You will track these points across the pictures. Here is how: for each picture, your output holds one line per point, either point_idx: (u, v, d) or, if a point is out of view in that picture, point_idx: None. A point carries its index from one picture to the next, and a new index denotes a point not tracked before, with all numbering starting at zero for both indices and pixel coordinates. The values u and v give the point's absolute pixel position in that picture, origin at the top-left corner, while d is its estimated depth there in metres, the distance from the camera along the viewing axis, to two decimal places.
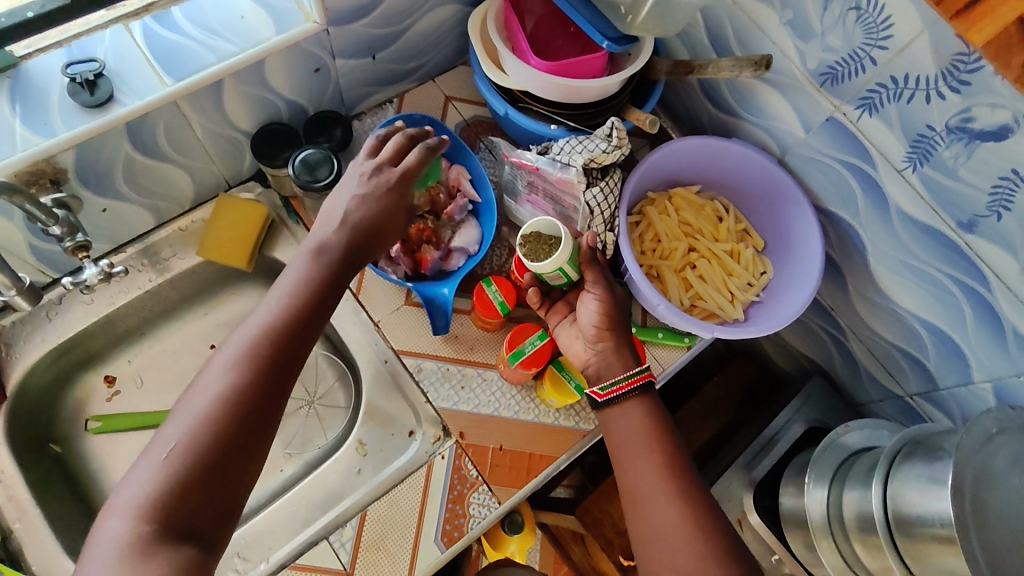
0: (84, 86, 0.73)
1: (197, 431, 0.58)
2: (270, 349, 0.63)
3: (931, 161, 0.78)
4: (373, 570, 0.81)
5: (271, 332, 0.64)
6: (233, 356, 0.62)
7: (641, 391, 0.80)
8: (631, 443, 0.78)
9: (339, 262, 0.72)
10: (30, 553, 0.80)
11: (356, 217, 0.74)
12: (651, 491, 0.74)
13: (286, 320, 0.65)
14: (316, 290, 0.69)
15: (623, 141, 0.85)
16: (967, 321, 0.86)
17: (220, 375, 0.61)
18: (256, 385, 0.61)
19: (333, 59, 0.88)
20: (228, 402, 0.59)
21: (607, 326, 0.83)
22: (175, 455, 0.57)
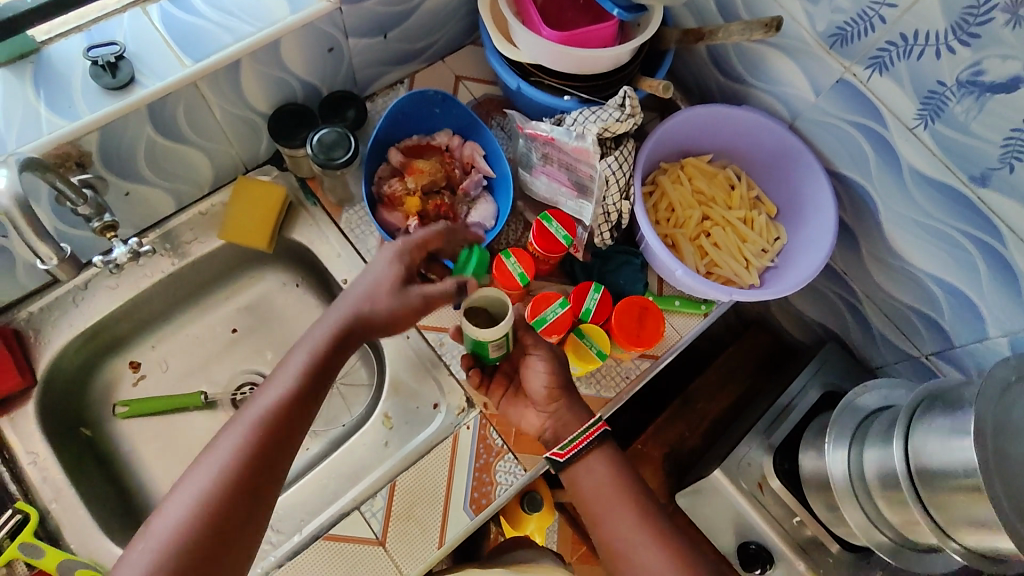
0: (106, 69, 0.75)
1: (190, 522, 0.60)
2: (266, 439, 0.66)
3: (942, 116, 0.79)
4: (404, 539, 0.83)
5: (268, 421, 0.66)
6: (231, 444, 0.65)
7: (598, 441, 0.82)
8: (601, 500, 0.80)
9: (343, 344, 0.73)
10: (68, 531, 0.82)
11: (369, 297, 0.74)
12: (631, 540, 0.77)
13: (283, 407, 0.67)
14: (315, 376, 0.70)
15: (635, 110, 0.87)
16: (982, 276, 0.87)
17: (217, 466, 0.63)
18: (249, 476, 0.63)
19: (346, 39, 0.89)
20: (222, 492, 0.62)
21: (557, 384, 0.82)
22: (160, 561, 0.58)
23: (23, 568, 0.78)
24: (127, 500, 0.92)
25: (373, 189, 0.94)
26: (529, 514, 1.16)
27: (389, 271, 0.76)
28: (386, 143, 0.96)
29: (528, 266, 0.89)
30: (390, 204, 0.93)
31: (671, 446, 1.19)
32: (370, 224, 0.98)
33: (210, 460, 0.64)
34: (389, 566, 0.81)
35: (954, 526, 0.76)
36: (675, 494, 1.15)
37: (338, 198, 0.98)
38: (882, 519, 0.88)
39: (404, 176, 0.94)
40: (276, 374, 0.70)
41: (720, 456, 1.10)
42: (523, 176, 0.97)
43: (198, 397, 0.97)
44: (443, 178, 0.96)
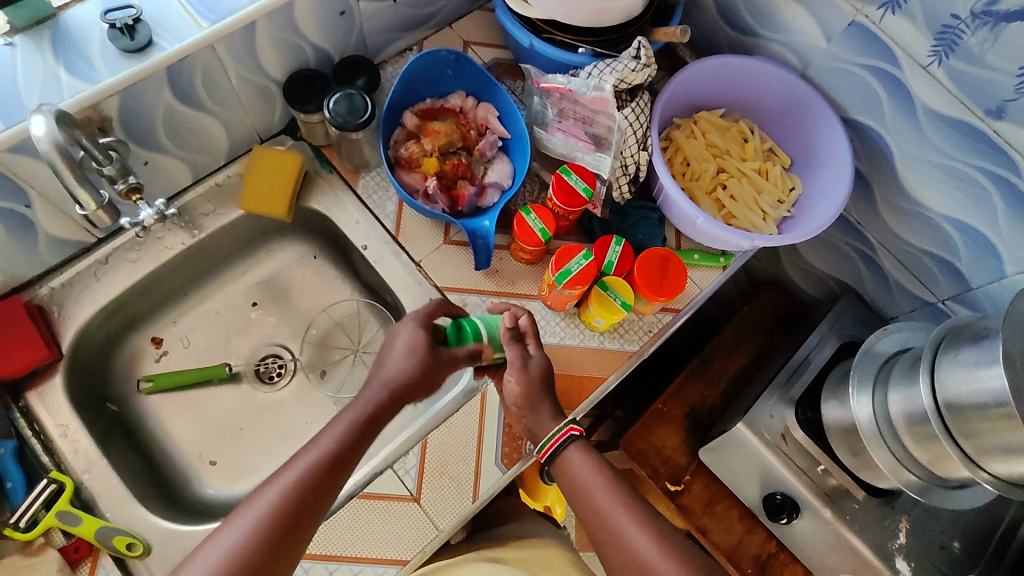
0: (124, 32, 0.75)
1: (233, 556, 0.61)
2: (297, 505, 0.65)
3: (957, 51, 0.79)
4: (439, 494, 0.83)
5: (301, 487, 0.66)
6: (263, 503, 0.65)
7: (572, 441, 0.81)
8: (583, 488, 0.78)
9: (379, 417, 0.75)
10: (102, 500, 0.82)
11: (404, 371, 0.77)
12: (612, 524, 0.74)
13: (317, 474, 0.68)
14: (352, 445, 0.71)
15: (650, 60, 0.87)
16: (998, 213, 0.88)
17: (249, 526, 0.63)
18: (271, 542, 0.63)
19: (358, 2, 0.89)
20: (246, 553, 0.62)
21: (530, 399, 0.81)
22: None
23: (60, 537, 0.78)
24: (157, 472, 0.92)
25: (391, 153, 0.94)
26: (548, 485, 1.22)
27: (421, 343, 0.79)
28: (400, 107, 0.96)
29: (547, 221, 0.89)
30: (408, 166, 0.94)
31: (691, 406, 1.20)
32: (386, 189, 0.97)
33: (240, 519, 0.64)
34: (425, 522, 0.82)
35: (984, 454, 0.77)
36: (697, 451, 1.16)
37: (354, 164, 0.97)
38: (909, 459, 0.89)
39: (420, 138, 0.95)
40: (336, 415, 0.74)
41: (742, 411, 1.10)
42: (538, 135, 0.97)
43: (222, 368, 0.97)
44: (458, 139, 0.96)
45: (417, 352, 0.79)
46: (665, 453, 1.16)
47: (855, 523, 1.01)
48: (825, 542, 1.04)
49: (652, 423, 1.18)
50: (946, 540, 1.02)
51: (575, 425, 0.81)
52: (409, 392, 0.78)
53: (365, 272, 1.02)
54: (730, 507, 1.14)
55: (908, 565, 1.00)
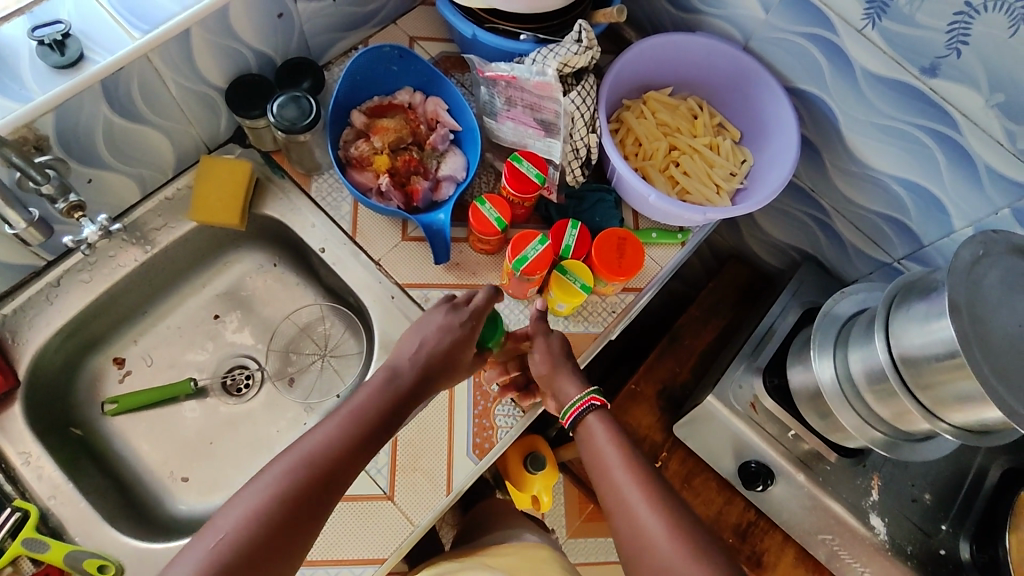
0: (53, 48, 0.73)
1: (311, 460, 0.65)
2: (350, 438, 0.69)
3: (888, 12, 0.81)
4: (411, 491, 0.83)
5: (323, 455, 0.66)
6: (294, 458, 0.65)
7: (593, 410, 0.83)
8: (600, 456, 0.80)
9: (398, 396, 0.75)
10: (71, 525, 0.81)
11: (434, 350, 0.79)
12: (623, 498, 0.74)
13: (337, 447, 0.67)
14: (374, 418, 0.72)
15: (592, 42, 0.87)
16: (941, 169, 0.90)
17: (272, 485, 0.62)
18: (337, 458, 0.67)
19: (295, 3, 0.89)
20: (317, 461, 0.65)
21: (554, 369, 0.85)
22: (292, 476, 0.64)
23: (29, 565, 0.78)
24: (126, 493, 0.91)
25: (341, 153, 0.93)
26: (533, 474, 1.21)
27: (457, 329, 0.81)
28: (347, 106, 0.96)
29: (498, 207, 0.89)
30: (359, 165, 0.93)
31: (664, 384, 1.21)
32: (341, 191, 0.97)
33: (266, 476, 0.64)
34: (400, 519, 0.82)
35: (941, 405, 0.79)
36: (672, 427, 1.17)
37: (305, 168, 0.97)
38: (873, 416, 0.91)
39: (370, 136, 0.94)
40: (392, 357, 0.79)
41: (712, 383, 1.12)
42: (488, 125, 0.97)
43: (187, 384, 0.96)
44: (409, 134, 0.96)
45: (443, 341, 0.80)
46: (641, 432, 1.17)
47: (828, 484, 1.03)
48: (801, 505, 1.05)
49: (628, 402, 1.19)
50: (916, 493, 1.04)
51: (595, 396, 0.83)
52: (429, 380, 0.78)
53: (325, 276, 1.01)
54: (708, 480, 1.15)
55: (882, 521, 1.02)
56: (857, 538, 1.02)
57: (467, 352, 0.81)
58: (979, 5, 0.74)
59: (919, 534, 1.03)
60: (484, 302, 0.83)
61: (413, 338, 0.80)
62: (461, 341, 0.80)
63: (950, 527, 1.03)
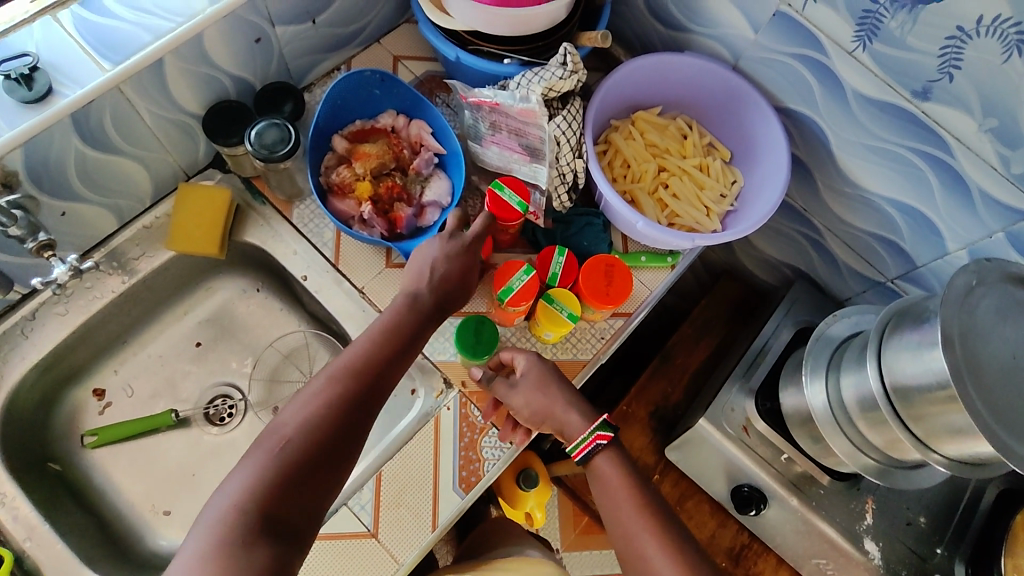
0: (21, 82, 0.71)
1: (352, 367, 0.67)
2: (386, 347, 0.71)
3: (879, 35, 0.79)
4: (396, 527, 0.81)
5: (361, 363, 0.68)
6: (336, 369, 0.67)
7: (599, 450, 0.80)
8: (609, 501, 0.77)
9: (418, 316, 0.76)
10: (47, 568, 0.79)
11: (448, 269, 0.80)
12: (638, 549, 0.72)
13: (373, 358, 0.69)
14: (400, 334, 0.73)
15: (577, 66, 0.85)
16: (934, 192, 0.88)
17: (315, 399, 0.64)
18: (377, 363, 0.69)
19: (274, 27, 0.87)
20: (358, 368, 0.68)
21: (546, 404, 0.82)
22: (334, 383, 0.66)
23: None
24: (107, 530, 0.89)
25: (322, 180, 0.92)
26: (526, 491, 1.19)
27: (464, 253, 0.82)
28: (329, 131, 0.94)
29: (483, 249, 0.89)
30: (341, 192, 0.91)
31: (656, 404, 1.19)
32: (323, 217, 0.95)
33: (309, 391, 0.65)
34: (385, 557, 0.80)
35: (934, 437, 0.77)
36: (664, 449, 1.15)
37: (286, 194, 0.95)
38: (865, 443, 0.89)
39: (352, 162, 0.92)
40: (413, 271, 0.80)
41: (704, 404, 1.10)
42: (473, 149, 0.96)
43: (168, 416, 0.94)
44: (392, 160, 0.94)
45: (450, 264, 0.80)
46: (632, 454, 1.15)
47: (821, 509, 1.01)
48: (795, 529, 1.04)
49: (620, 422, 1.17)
50: (911, 516, 1.03)
51: (601, 434, 0.80)
52: (443, 303, 0.79)
53: (309, 303, 0.99)
54: (700, 502, 1.14)
55: (876, 545, 1.00)
56: (851, 563, 1.01)
57: (472, 275, 0.82)
58: (972, 30, 0.72)
59: (913, 557, 1.01)
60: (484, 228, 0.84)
61: (432, 250, 0.81)
62: (466, 265, 0.82)
63: (946, 551, 1.02)
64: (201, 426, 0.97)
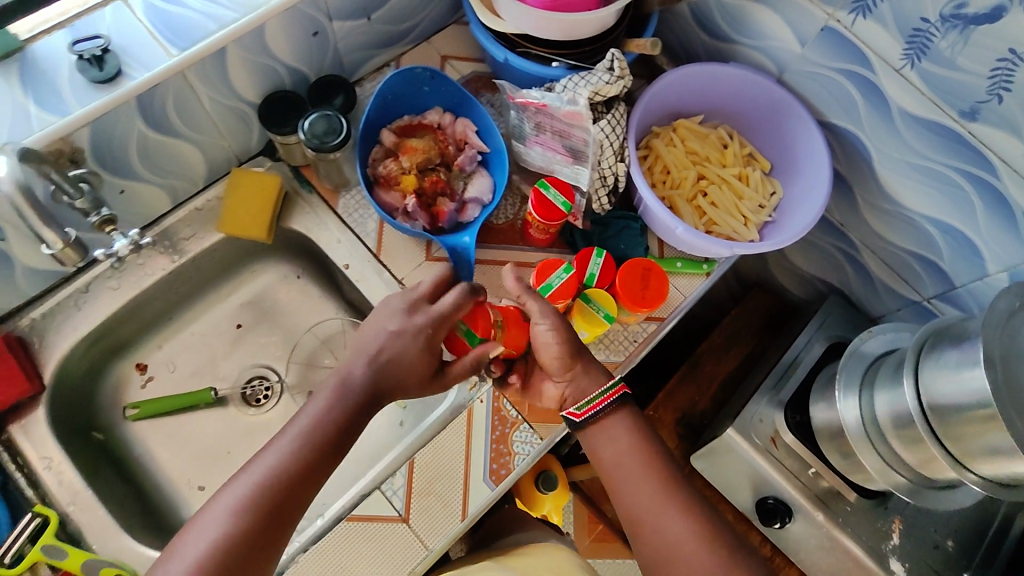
0: (92, 63, 0.75)
1: (270, 476, 0.66)
2: (316, 447, 0.69)
3: (928, 54, 0.80)
4: (426, 514, 0.83)
5: (283, 468, 0.67)
6: (256, 475, 0.66)
7: (620, 403, 0.80)
8: (623, 466, 0.77)
9: (356, 408, 0.72)
10: (88, 533, 0.81)
11: (394, 361, 0.73)
12: (650, 518, 0.74)
13: (298, 462, 0.68)
14: (326, 437, 0.69)
15: (624, 72, 0.88)
16: (978, 213, 0.88)
17: (227, 516, 0.64)
18: (300, 468, 0.67)
19: (331, 22, 0.89)
20: (277, 475, 0.66)
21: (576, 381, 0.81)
22: (252, 494, 0.65)
23: (47, 570, 0.78)
24: (145, 500, 0.91)
25: (369, 171, 0.94)
26: (544, 494, 1.21)
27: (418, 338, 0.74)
28: (378, 125, 0.96)
29: (473, 320, 0.80)
30: (386, 184, 0.93)
31: (683, 411, 1.19)
32: (368, 208, 0.97)
33: (223, 502, 0.65)
34: (414, 543, 0.82)
35: (970, 456, 0.77)
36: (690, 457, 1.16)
37: (333, 183, 0.97)
38: (897, 461, 0.89)
39: (398, 156, 0.95)
40: (359, 347, 0.75)
41: (732, 415, 1.10)
42: (517, 148, 0.97)
43: (208, 393, 0.97)
44: (437, 155, 0.96)
45: (402, 356, 0.74)
46: None
47: (847, 525, 1.01)
48: (819, 545, 1.04)
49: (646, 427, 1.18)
50: (938, 539, 1.02)
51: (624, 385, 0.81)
52: (391, 390, 0.74)
53: (349, 290, 1.01)
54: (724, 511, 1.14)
55: (902, 565, 0.99)
56: None
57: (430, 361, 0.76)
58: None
59: None
60: (454, 305, 0.76)
61: (384, 332, 0.74)
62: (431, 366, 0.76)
63: None
64: (238, 405, 1.00)
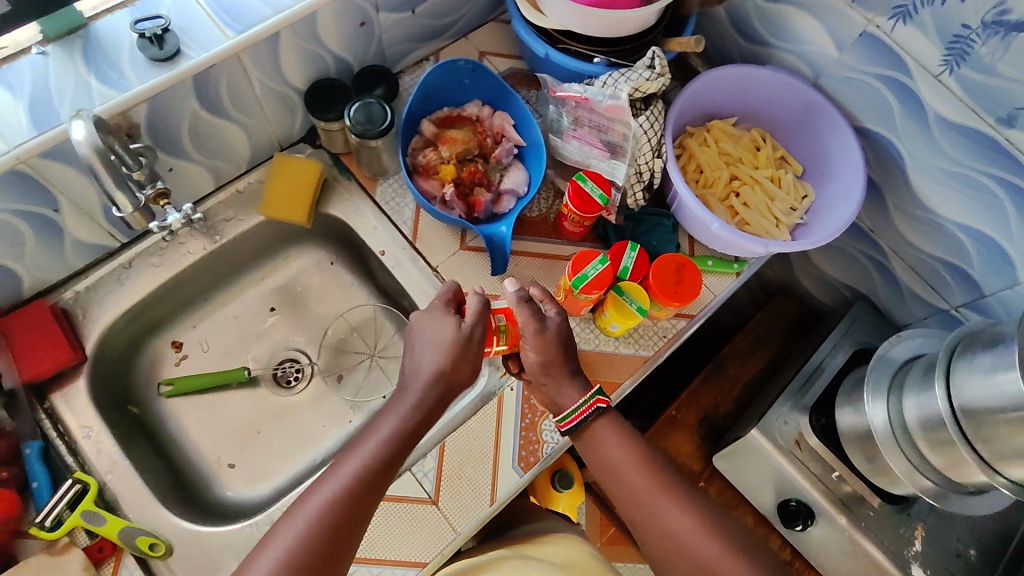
0: (153, 42, 0.77)
1: (345, 489, 0.67)
2: (386, 460, 0.70)
3: (968, 60, 0.81)
4: (455, 498, 0.84)
5: (357, 483, 0.67)
6: (331, 489, 0.67)
7: (599, 414, 0.81)
8: (616, 466, 0.78)
9: (419, 421, 0.74)
10: (125, 501, 0.83)
11: (444, 370, 0.76)
12: (658, 511, 0.74)
13: (369, 476, 0.68)
14: (392, 458, 0.71)
15: (664, 69, 0.89)
16: (1011, 221, 0.88)
17: (303, 528, 0.64)
18: (371, 481, 0.68)
19: (377, 13, 0.91)
20: (351, 489, 0.67)
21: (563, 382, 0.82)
22: (327, 505, 0.65)
23: (84, 537, 0.79)
24: (177, 474, 0.93)
25: (409, 160, 0.96)
26: (559, 491, 1.20)
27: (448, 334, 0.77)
28: (418, 115, 0.98)
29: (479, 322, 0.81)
30: (425, 173, 0.95)
31: (705, 412, 1.20)
32: (404, 196, 0.99)
33: (299, 517, 0.65)
34: (443, 525, 0.83)
35: (1001, 459, 0.77)
36: (712, 458, 1.16)
37: (372, 171, 0.99)
38: (925, 464, 0.89)
39: (438, 146, 0.96)
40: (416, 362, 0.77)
41: (756, 416, 1.10)
42: (553, 142, 0.99)
43: (242, 372, 0.99)
44: (475, 146, 0.98)
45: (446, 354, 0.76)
46: (678, 460, 1.16)
47: (869, 530, 1.01)
48: (841, 549, 1.04)
49: (668, 426, 1.18)
50: (961, 547, 1.02)
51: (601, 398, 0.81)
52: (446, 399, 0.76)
53: (382, 277, 1.03)
54: (745, 513, 1.14)
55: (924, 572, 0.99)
56: None
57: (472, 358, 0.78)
58: None
59: None
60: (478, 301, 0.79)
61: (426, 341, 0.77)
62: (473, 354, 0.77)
63: None
64: (270, 386, 1.01)
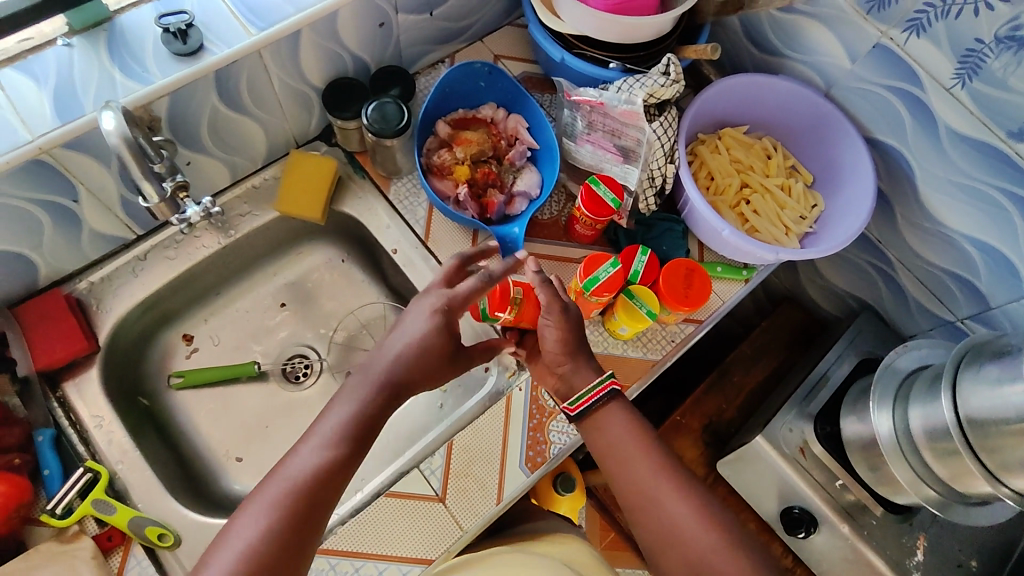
0: (177, 36, 0.78)
1: (301, 481, 0.66)
2: (343, 450, 0.69)
3: (980, 74, 0.82)
4: (463, 496, 0.84)
5: (312, 474, 0.66)
6: (286, 481, 0.66)
7: (612, 396, 0.80)
8: (620, 451, 0.77)
9: (379, 406, 0.72)
10: (135, 491, 0.84)
11: (408, 354, 0.74)
12: (662, 506, 0.74)
13: (326, 466, 0.67)
14: (350, 446, 0.69)
15: (679, 76, 0.89)
16: (1020, 234, 0.89)
17: (259, 522, 0.63)
18: (328, 473, 0.67)
19: (396, 14, 0.93)
20: (307, 482, 0.66)
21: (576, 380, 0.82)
22: (285, 498, 0.65)
23: (94, 525, 0.80)
24: (185, 466, 0.93)
25: (424, 160, 0.97)
26: (561, 495, 1.17)
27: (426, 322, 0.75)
28: (434, 116, 0.99)
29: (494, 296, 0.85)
30: (440, 173, 0.96)
31: (710, 418, 1.20)
32: (418, 196, 1.00)
33: (256, 508, 0.64)
34: (450, 522, 0.83)
35: (1006, 470, 0.77)
36: (715, 463, 1.16)
37: (386, 170, 1.00)
38: (929, 474, 0.90)
39: (452, 147, 0.97)
40: (386, 342, 0.75)
41: (761, 423, 1.11)
42: (567, 146, 0.99)
43: (252, 366, 0.99)
44: (490, 148, 0.99)
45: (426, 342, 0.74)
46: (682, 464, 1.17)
47: (872, 539, 1.01)
48: (844, 557, 1.04)
49: (673, 431, 1.19)
50: (962, 558, 1.02)
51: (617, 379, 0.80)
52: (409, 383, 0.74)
53: (393, 275, 1.04)
54: (747, 520, 1.14)
55: None
56: None
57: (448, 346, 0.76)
58: None
59: None
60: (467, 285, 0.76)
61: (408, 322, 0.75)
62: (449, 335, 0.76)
63: None
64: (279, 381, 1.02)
